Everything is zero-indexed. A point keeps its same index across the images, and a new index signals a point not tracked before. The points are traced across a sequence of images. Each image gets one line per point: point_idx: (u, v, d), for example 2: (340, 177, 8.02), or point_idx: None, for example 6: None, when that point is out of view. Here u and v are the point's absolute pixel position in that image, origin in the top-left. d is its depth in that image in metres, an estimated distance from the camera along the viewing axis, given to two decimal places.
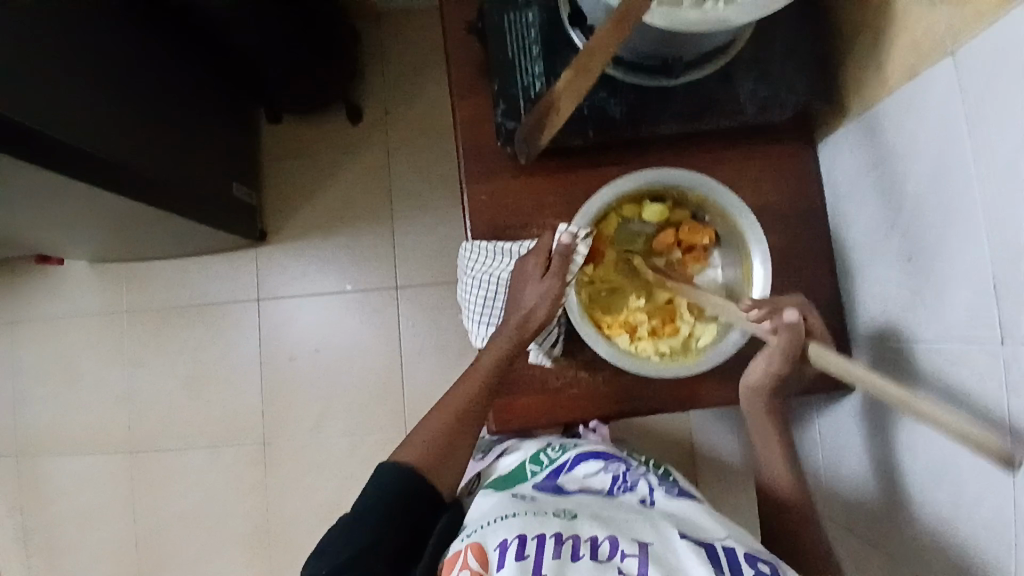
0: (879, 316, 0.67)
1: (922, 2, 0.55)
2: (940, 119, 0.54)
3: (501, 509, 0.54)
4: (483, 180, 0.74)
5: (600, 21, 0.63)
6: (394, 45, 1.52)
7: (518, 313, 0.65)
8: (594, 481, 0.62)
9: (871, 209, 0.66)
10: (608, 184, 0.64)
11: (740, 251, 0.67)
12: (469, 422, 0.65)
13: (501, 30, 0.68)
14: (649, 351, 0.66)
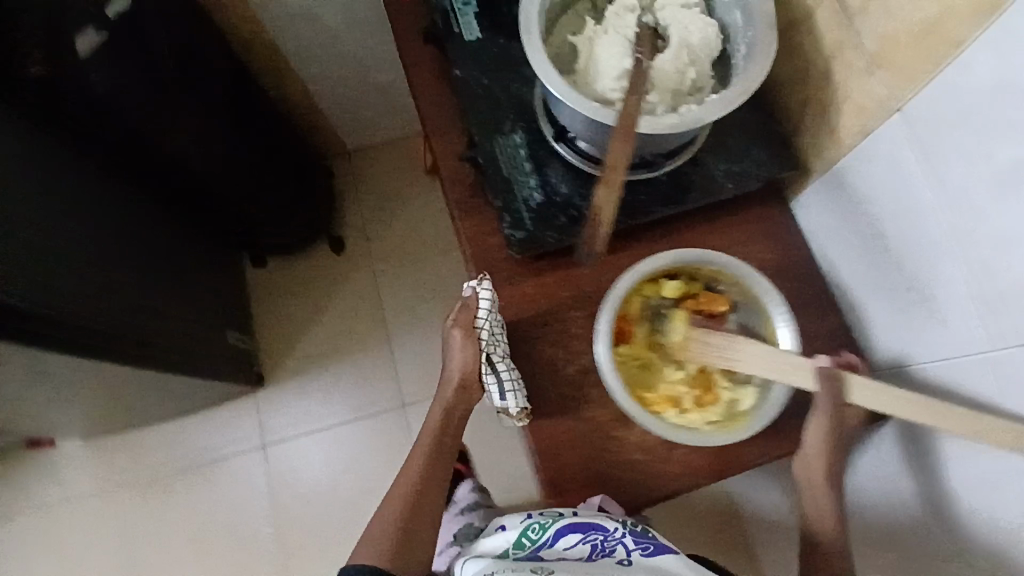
0: (892, 344, 0.71)
1: (858, 73, 0.63)
2: (899, 160, 0.61)
3: (485, 570, 0.63)
4: (498, 289, 0.78)
5: (582, 131, 0.69)
6: (365, 177, 1.62)
7: (451, 378, 0.77)
8: (571, 551, 0.65)
9: (855, 249, 0.72)
10: (629, 269, 0.69)
11: (759, 312, 0.71)
12: (426, 486, 0.75)
13: (492, 154, 0.76)
14: (698, 422, 0.68)
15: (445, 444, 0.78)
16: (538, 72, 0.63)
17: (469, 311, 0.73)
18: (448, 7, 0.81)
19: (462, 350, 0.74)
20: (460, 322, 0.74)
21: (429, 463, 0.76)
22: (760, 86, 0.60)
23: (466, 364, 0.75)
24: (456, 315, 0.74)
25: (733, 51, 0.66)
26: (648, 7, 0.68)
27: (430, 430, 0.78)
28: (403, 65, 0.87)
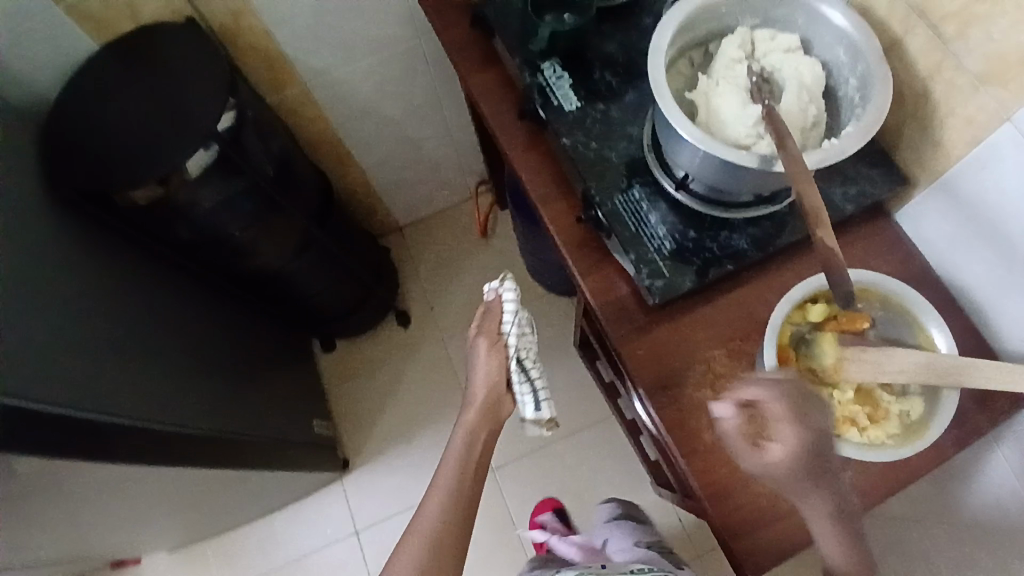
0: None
1: (959, 90, 0.68)
2: (1016, 161, 0.65)
3: None
4: (635, 337, 0.81)
5: (709, 176, 0.73)
6: (422, 249, 1.68)
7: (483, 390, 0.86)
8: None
9: (976, 252, 0.75)
10: (778, 301, 0.74)
11: (909, 323, 0.73)
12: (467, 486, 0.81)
13: (615, 211, 0.81)
14: (882, 438, 0.70)
15: (468, 466, 0.82)
16: (668, 118, 0.68)
17: (493, 317, 0.88)
18: (541, 83, 0.86)
19: (486, 361, 0.86)
20: (485, 331, 0.87)
21: (458, 483, 0.80)
22: (888, 111, 0.64)
23: (484, 378, 0.86)
24: (484, 323, 0.88)
25: (841, 85, 0.71)
26: (754, 55, 0.73)
27: (457, 453, 0.83)
28: (499, 142, 0.92)
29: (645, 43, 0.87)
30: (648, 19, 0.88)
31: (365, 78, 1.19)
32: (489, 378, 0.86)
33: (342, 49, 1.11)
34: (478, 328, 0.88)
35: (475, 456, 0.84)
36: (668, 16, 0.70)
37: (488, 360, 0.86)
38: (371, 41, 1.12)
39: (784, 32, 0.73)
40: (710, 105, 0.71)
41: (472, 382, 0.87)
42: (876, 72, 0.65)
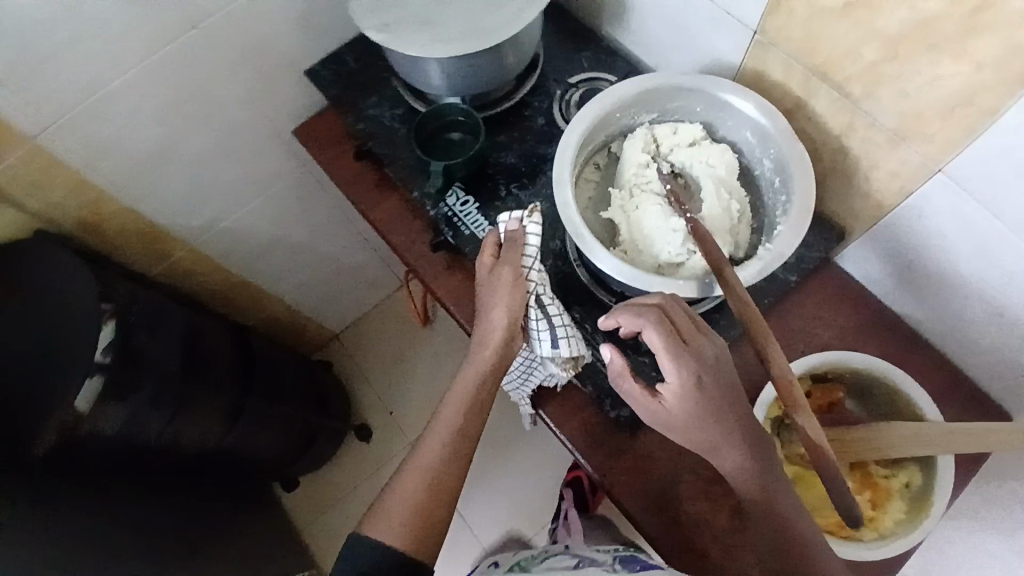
0: (998, 370, 0.70)
1: (875, 147, 0.64)
2: (954, 211, 0.61)
3: None
4: (613, 462, 0.76)
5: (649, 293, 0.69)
6: (364, 353, 1.59)
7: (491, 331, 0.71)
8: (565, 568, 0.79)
9: (924, 293, 0.71)
10: (756, 406, 0.67)
11: (885, 389, 0.69)
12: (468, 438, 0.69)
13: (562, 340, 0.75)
14: (889, 524, 0.66)
15: (472, 412, 0.70)
16: (587, 254, 0.63)
17: (516, 247, 0.71)
18: (448, 212, 0.79)
19: (504, 293, 0.70)
20: (507, 262, 0.71)
21: (455, 438, 0.68)
22: (815, 198, 0.60)
23: (497, 313, 0.70)
24: (502, 255, 0.71)
25: (757, 166, 0.67)
26: (661, 154, 0.68)
27: (461, 397, 0.70)
28: (418, 278, 0.84)
29: (543, 146, 0.82)
30: (540, 119, 0.83)
31: (256, 217, 1.09)
32: (507, 320, 0.70)
33: (220, 199, 1.00)
34: (494, 260, 0.72)
35: (477, 404, 0.70)
36: (564, 142, 0.65)
37: (505, 294, 0.70)
38: (250, 182, 1.02)
39: (685, 122, 0.68)
40: (632, 225, 0.65)
41: (484, 315, 0.71)
42: (790, 156, 0.61)
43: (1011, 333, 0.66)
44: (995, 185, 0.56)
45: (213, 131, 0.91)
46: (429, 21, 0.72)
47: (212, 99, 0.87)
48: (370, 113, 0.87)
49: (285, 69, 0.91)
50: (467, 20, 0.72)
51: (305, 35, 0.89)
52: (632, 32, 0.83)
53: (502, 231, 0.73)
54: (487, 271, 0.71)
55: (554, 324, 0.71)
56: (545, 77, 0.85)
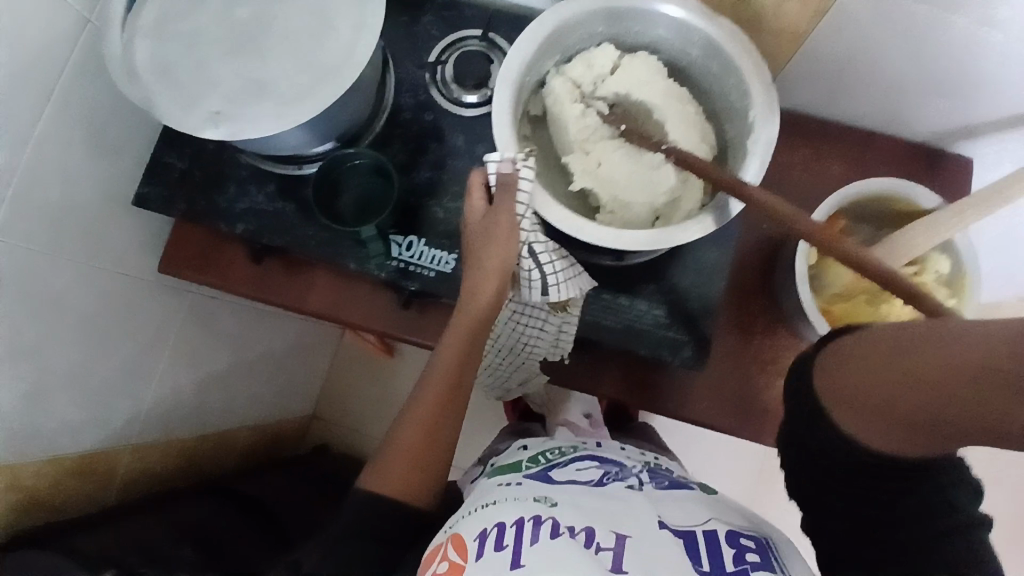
0: (943, 123, 0.74)
1: None
2: (877, 12, 0.60)
3: (483, 497, 0.54)
4: (697, 398, 0.73)
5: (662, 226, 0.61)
6: (343, 416, 1.37)
7: (482, 291, 0.58)
8: (585, 471, 0.57)
9: (858, 91, 0.72)
10: (798, 282, 0.68)
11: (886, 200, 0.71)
12: (462, 385, 0.61)
13: (565, 330, 0.67)
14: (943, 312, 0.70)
15: (466, 364, 0.61)
16: (584, 237, 0.56)
17: (507, 191, 0.56)
18: (399, 263, 0.70)
19: (496, 242, 0.57)
20: (501, 213, 0.56)
21: (448, 393, 0.61)
22: (764, 66, 0.57)
23: (489, 273, 0.58)
24: (494, 207, 0.56)
25: (684, 56, 0.62)
26: (589, 96, 0.62)
27: (456, 346, 0.60)
28: (401, 340, 0.75)
29: (449, 141, 0.72)
30: (427, 115, 0.73)
31: (179, 374, 0.91)
32: (500, 275, 0.58)
33: (133, 384, 0.82)
34: (490, 207, 0.57)
35: (469, 354, 0.60)
36: (502, 139, 0.57)
37: (497, 250, 0.56)
38: (153, 346, 0.84)
39: (594, 50, 0.61)
40: (607, 185, 0.60)
41: (480, 278, 0.58)
42: (720, 36, 0.56)
43: (950, 91, 0.68)
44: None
45: (82, 323, 0.71)
46: (264, 82, 0.58)
47: (60, 292, 0.67)
48: (241, 207, 0.72)
49: (115, 208, 0.72)
50: (301, 58, 0.59)
51: (112, 158, 0.70)
52: None
53: (490, 173, 0.57)
54: (479, 221, 0.58)
55: (545, 267, 0.61)
56: (403, 69, 0.74)
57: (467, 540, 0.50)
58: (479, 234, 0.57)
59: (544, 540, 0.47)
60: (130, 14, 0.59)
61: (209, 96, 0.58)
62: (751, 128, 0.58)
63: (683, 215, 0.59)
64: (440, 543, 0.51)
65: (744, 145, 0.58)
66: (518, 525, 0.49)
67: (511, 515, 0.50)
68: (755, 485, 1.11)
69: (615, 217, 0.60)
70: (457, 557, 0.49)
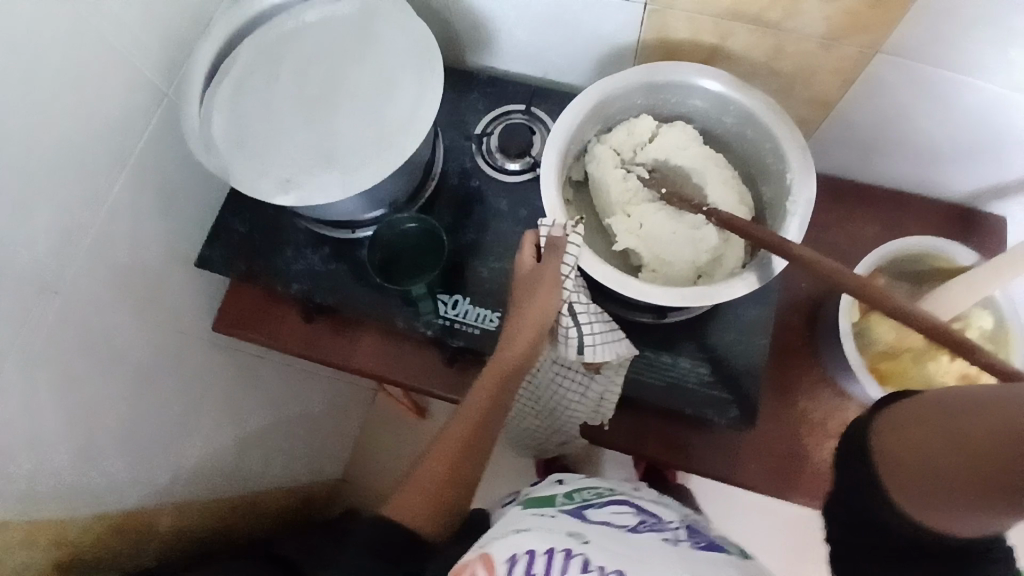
0: (973, 183, 0.76)
1: (807, 56, 0.64)
2: (902, 79, 0.63)
3: (517, 525, 0.53)
4: (742, 459, 0.72)
5: (699, 281, 0.63)
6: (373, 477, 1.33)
7: (523, 338, 0.59)
8: (619, 518, 0.56)
9: (887, 153, 0.75)
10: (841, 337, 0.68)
11: (922, 259, 0.72)
12: (491, 427, 0.61)
13: (607, 397, 0.68)
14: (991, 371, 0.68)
15: (495, 407, 0.61)
16: (629, 293, 0.58)
17: (557, 252, 0.58)
18: (445, 321, 0.72)
19: (540, 294, 0.58)
20: (548, 271, 0.58)
21: (474, 432, 0.60)
22: (798, 133, 0.60)
23: (529, 323, 0.59)
24: (545, 264, 0.59)
25: (719, 124, 0.66)
26: (629, 162, 0.66)
27: (490, 387, 0.60)
28: (442, 398, 0.76)
29: (494, 205, 0.76)
30: (473, 182, 0.77)
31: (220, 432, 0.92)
32: (541, 324, 0.59)
33: (181, 439, 0.82)
34: (537, 262, 0.60)
35: (501, 398, 0.60)
36: (549, 199, 0.60)
37: (542, 303, 0.58)
38: (202, 400, 0.85)
39: (634, 120, 0.66)
40: (650, 245, 0.63)
41: (520, 328, 0.60)
42: (754, 105, 0.60)
43: (978, 153, 0.71)
44: (937, 44, 0.58)
45: (140, 376, 0.73)
46: (330, 153, 0.63)
47: (121, 347, 0.69)
48: (297, 268, 0.75)
49: (179, 269, 0.76)
50: (364, 129, 0.64)
51: (179, 222, 0.74)
52: (507, 54, 0.79)
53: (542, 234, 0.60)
54: (527, 276, 0.60)
55: (583, 326, 0.62)
56: (451, 140, 0.79)
57: (497, 561, 0.48)
58: (525, 289, 0.60)
59: (575, 572, 0.46)
60: (211, 92, 0.66)
61: (281, 165, 0.63)
62: (788, 190, 0.60)
63: (725, 272, 0.62)
64: (467, 561, 0.49)
65: (784, 206, 0.60)
66: (549, 554, 0.47)
67: (545, 544, 0.49)
68: (804, 555, 1.06)
69: (658, 274, 0.62)
70: (485, 575, 0.46)
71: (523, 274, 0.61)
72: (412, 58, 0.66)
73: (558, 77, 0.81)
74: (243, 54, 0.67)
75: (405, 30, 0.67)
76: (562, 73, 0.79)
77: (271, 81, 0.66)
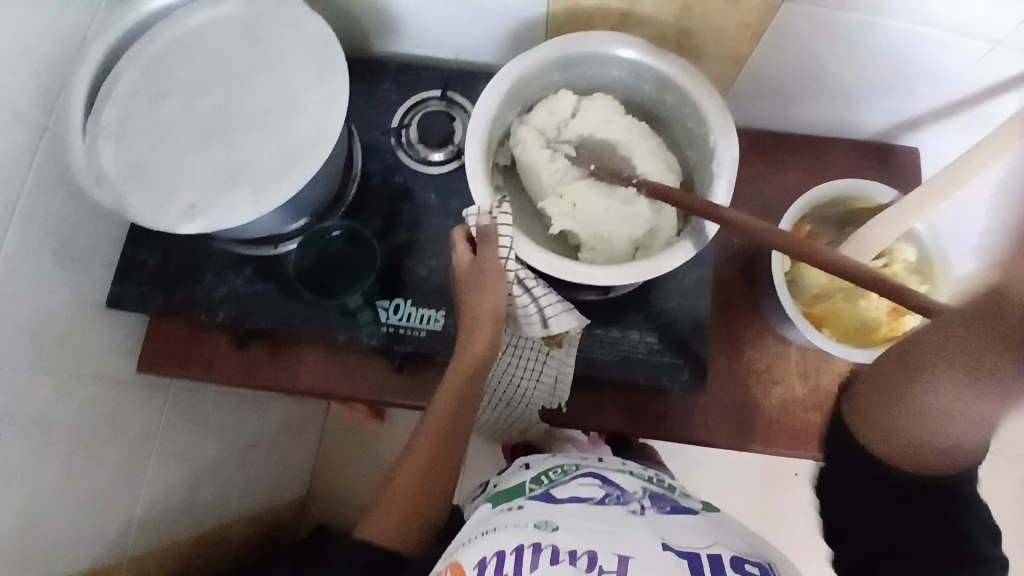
0: (883, 120, 0.78)
1: (717, 13, 0.63)
2: (809, 26, 0.64)
3: (484, 525, 0.52)
4: (701, 419, 0.73)
5: (638, 254, 0.62)
6: (340, 487, 1.30)
7: (477, 334, 0.57)
8: (587, 493, 0.55)
9: (802, 99, 0.76)
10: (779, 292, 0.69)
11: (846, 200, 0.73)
12: (459, 429, 0.59)
13: (562, 379, 0.67)
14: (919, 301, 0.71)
15: (459, 413, 0.58)
16: (568, 275, 0.57)
17: (491, 240, 0.56)
18: (389, 327, 0.69)
19: (486, 288, 0.56)
20: (488, 263, 0.56)
21: (442, 441, 0.58)
22: (717, 95, 0.60)
23: (482, 321, 0.57)
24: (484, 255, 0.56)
25: (639, 91, 0.65)
26: (554, 140, 0.64)
27: (452, 390, 0.58)
28: (396, 405, 0.74)
29: (422, 200, 0.73)
30: (397, 178, 0.74)
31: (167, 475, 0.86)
32: (493, 319, 0.57)
33: (127, 491, 0.77)
34: (479, 257, 0.57)
35: (465, 400, 0.58)
36: (477, 190, 0.58)
37: (490, 298, 0.56)
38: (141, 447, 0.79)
39: (554, 97, 0.64)
40: (586, 224, 0.62)
41: (473, 328, 0.57)
42: (671, 70, 0.60)
43: (885, 91, 0.73)
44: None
45: (68, 436, 0.67)
46: (239, 171, 0.58)
47: (39, 409, 0.63)
48: (220, 295, 0.71)
49: (90, 313, 0.70)
50: (270, 139, 0.59)
51: (81, 264, 0.68)
52: (414, 38, 0.75)
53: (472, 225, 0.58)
54: (468, 270, 0.58)
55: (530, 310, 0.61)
56: (367, 136, 0.75)
57: (467, 569, 0.47)
58: (467, 283, 0.58)
59: (545, 566, 0.45)
60: (91, 117, 0.59)
61: (184, 191, 0.57)
62: (713, 152, 0.60)
63: (662, 242, 0.61)
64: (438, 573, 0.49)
65: (711, 168, 0.60)
66: (517, 552, 0.46)
67: (512, 541, 0.48)
68: (764, 491, 1.11)
69: (597, 252, 0.62)
70: None
71: (461, 266, 0.59)
72: (312, 57, 0.61)
73: (471, 58, 0.77)
74: (121, 71, 0.60)
75: (298, 25, 0.62)
76: (474, 53, 0.76)
77: (159, 100, 0.60)
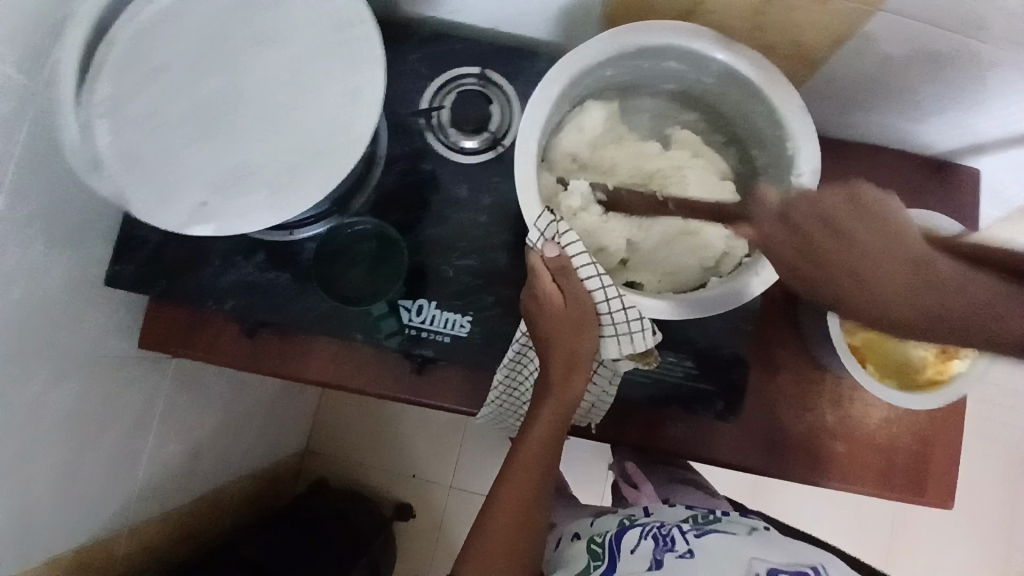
0: (953, 139, 0.72)
1: (800, 14, 0.56)
2: (903, 39, 0.56)
3: None
4: (730, 439, 0.70)
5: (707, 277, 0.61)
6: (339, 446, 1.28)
7: (565, 371, 0.55)
8: (638, 549, 0.57)
9: (870, 108, 0.70)
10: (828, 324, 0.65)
11: None
12: (546, 469, 0.58)
13: (598, 403, 0.64)
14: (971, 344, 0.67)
15: (548, 453, 0.57)
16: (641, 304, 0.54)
17: (570, 273, 0.54)
18: (410, 330, 0.65)
19: (573, 329, 0.54)
20: (567, 296, 0.54)
21: (533, 484, 0.57)
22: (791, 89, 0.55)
23: (573, 363, 0.55)
24: (565, 288, 0.54)
25: (698, 85, 0.60)
26: (587, 159, 0.62)
27: (542, 432, 0.56)
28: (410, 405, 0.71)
29: (451, 192, 0.67)
30: (425, 164, 0.68)
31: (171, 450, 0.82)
32: (583, 358, 0.55)
33: (127, 467, 0.74)
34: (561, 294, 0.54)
35: (552, 439, 0.57)
36: (526, 195, 0.53)
37: (580, 341, 0.54)
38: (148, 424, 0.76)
39: (578, 115, 0.61)
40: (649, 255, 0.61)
41: (567, 370, 0.55)
42: (744, 64, 0.55)
43: (964, 113, 0.66)
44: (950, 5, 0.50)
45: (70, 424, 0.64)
46: (250, 170, 0.53)
47: None
48: (228, 281, 0.67)
49: None
50: (286, 133, 0.53)
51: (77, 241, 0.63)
52: (450, 6, 0.67)
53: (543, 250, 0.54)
54: (547, 309, 0.54)
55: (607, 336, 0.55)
56: (394, 115, 0.68)
57: None
58: (543, 321, 0.55)
59: None
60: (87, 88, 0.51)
61: (187, 187, 0.52)
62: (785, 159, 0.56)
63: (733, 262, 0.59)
64: None
65: (786, 177, 0.57)
66: None
67: None
68: None
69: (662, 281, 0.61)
70: None
71: (534, 301, 0.55)
72: (333, 37, 0.54)
73: (511, 31, 0.70)
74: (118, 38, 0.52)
75: None
76: (515, 27, 0.68)
77: (156, 73, 0.52)
